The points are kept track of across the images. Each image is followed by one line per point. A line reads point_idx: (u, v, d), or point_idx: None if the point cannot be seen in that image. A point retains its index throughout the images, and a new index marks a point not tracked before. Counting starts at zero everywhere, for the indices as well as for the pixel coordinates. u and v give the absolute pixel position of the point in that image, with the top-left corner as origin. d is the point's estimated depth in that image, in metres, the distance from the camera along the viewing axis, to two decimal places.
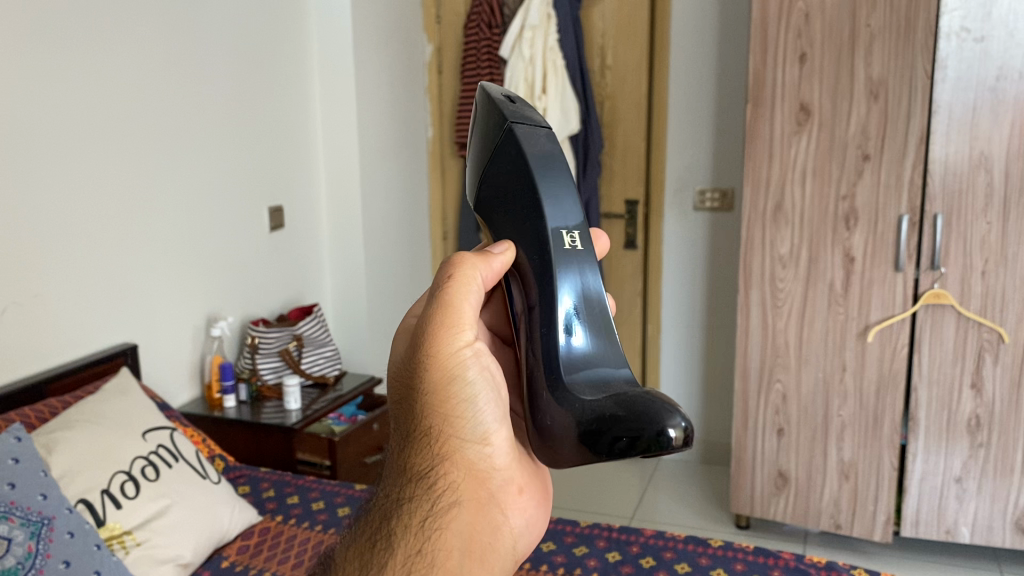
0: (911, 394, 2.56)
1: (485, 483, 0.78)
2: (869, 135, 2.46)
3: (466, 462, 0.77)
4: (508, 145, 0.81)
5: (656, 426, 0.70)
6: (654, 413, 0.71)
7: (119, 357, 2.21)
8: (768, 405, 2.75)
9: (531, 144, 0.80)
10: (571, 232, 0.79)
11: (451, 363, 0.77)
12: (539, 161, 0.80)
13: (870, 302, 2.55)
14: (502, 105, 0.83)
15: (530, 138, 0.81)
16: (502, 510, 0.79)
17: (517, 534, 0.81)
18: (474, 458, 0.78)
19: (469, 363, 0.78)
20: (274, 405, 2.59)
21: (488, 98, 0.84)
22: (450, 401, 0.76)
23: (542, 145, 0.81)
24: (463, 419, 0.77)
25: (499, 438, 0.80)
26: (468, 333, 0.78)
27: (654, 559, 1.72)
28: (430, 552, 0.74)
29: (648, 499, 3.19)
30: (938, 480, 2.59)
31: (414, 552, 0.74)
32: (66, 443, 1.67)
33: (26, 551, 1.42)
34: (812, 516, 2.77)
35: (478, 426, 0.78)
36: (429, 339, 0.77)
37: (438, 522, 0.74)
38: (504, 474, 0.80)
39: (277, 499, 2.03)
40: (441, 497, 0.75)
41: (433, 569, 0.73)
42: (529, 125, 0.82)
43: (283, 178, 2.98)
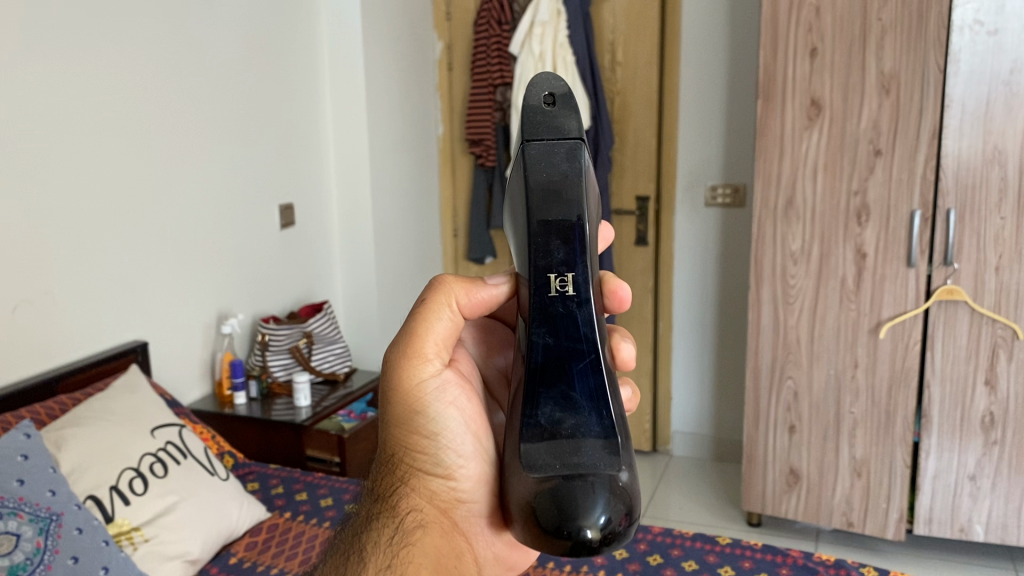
0: (924, 391, 2.54)
1: (450, 516, 0.83)
2: (880, 130, 2.44)
3: (428, 492, 0.82)
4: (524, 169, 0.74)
5: (574, 524, 0.64)
6: (576, 506, 0.65)
7: (129, 354, 2.22)
8: (779, 402, 2.74)
9: (540, 172, 0.73)
10: (560, 276, 0.75)
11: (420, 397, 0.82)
12: (541, 194, 0.74)
13: (882, 298, 2.52)
14: (528, 113, 0.73)
15: (545, 167, 0.73)
16: (468, 539, 0.83)
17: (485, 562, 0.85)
18: (437, 491, 0.82)
19: (434, 395, 0.82)
20: (284, 402, 2.60)
21: (526, 108, 0.72)
22: (417, 432, 0.83)
23: (553, 171, 0.73)
24: (431, 453, 0.82)
25: (468, 473, 0.82)
26: (434, 362, 0.83)
27: (662, 557, 1.71)
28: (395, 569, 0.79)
29: (659, 496, 3.18)
30: (951, 477, 2.57)
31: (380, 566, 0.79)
32: (75, 440, 1.68)
33: (35, 546, 1.43)
34: (824, 513, 2.75)
35: (445, 461, 0.82)
36: (391, 366, 0.82)
37: (402, 541, 0.79)
38: (473, 508, 0.83)
39: (286, 496, 2.04)
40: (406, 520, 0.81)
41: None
42: (552, 140, 0.73)
43: (293, 176, 2.99)
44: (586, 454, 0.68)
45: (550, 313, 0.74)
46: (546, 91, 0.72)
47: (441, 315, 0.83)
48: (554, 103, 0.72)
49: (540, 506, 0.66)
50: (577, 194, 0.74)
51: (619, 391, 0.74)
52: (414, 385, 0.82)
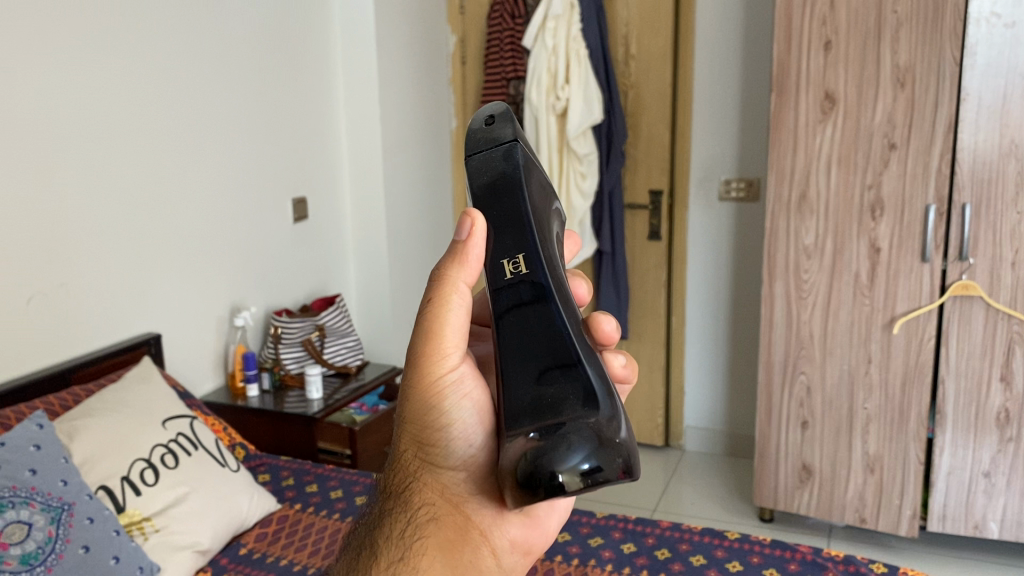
0: (938, 386, 2.52)
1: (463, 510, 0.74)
2: (895, 123, 2.42)
3: (440, 486, 0.75)
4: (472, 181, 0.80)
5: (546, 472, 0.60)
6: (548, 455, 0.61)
7: (142, 346, 2.24)
8: (792, 398, 2.73)
9: (481, 176, 0.79)
10: (513, 259, 0.75)
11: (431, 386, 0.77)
12: (487, 195, 0.79)
13: (896, 293, 2.51)
14: (470, 133, 0.80)
15: (485, 178, 0.79)
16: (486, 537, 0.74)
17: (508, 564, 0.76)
18: (449, 485, 0.75)
19: (451, 388, 0.77)
20: (296, 395, 2.61)
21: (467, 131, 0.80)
22: (427, 424, 0.76)
23: (492, 171, 0.78)
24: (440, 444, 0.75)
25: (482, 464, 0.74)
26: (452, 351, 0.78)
27: (669, 551, 1.71)
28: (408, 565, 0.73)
29: (671, 490, 3.18)
30: (965, 474, 2.55)
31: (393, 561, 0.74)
32: (87, 431, 1.70)
33: (46, 535, 1.45)
34: (836, 509, 2.74)
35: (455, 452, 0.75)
36: (408, 358, 0.78)
37: (412, 534, 0.74)
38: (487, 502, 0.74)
39: (296, 488, 2.05)
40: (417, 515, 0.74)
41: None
42: (489, 148, 0.79)
43: (306, 169, 3.00)
44: (565, 413, 0.64)
45: (513, 291, 0.74)
46: (487, 113, 0.80)
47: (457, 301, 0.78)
48: (493, 121, 0.80)
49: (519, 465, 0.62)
50: (515, 194, 0.78)
51: (595, 357, 0.69)
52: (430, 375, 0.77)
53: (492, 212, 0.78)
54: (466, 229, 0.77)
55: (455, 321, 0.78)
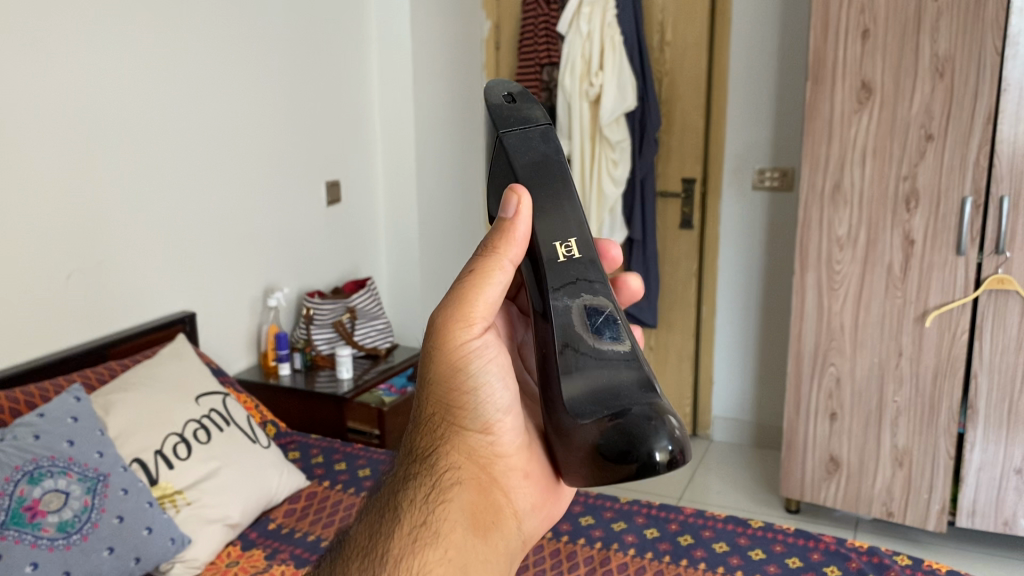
0: (971, 380, 2.49)
1: (489, 472, 0.77)
2: (933, 114, 2.39)
3: (467, 449, 0.77)
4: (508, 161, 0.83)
5: (645, 448, 0.72)
6: (647, 434, 0.73)
7: (177, 324, 2.28)
8: (821, 389, 2.71)
9: (523, 154, 0.83)
10: (566, 243, 0.81)
11: (456, 353, 0.78)
12: (533, 174, 0.82)
13: (929, 286, 2.48)
14: (497, 110, 0.85)
15: (520, 158, 0.83)
16: (506, 494, 0.78)
17: (523, 518, 0.79)
18: (476, 447, 0.77)
19: (477, 356, 0.78)
20: (327, 375, 2.65)
21: (492, 109, 0.85)
22: (455, 390, 0.78)
23: (535, 151, 0.83)
24: (467, 409, 0.78)
25: (507, 427, 0.79)
26: (480, 324, 0.78)
27: (692, 537, 1.72)
28: (434, 524, 0.73)
29: (698, 479, 3.18)
30: (996, 470, 2.52)
31: (418, 523, 0.73)
32: (122, 405, 1.74)
33: (82, 505, 1.49)
34: (863, 502, 2.72)
35: (482, 414, 0.78)
36: (434, 328, 0.78)
37: (437, 498, 0.74)
38: (511, 462, 0.78)
39: (325, 465, 2.08)
40: (444, 477, 0.75)
41: (435, 540, 0.72)
42: (523, 128, 0.84)
43: (341, 153, 3.03)
44: (625, 399, 0.76)
45: (565, 275, 0.80)
46: (506, 91, 0.86)
47: (486, 280, 0.77)
48: (514, 100, 0.86)
49: (605, 444, 0.73)
50: (558, 172, 0.83)
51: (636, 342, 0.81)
52: (459, 351, 0.78)
53: (540, 193, 0.81)
54: (513, 208, 0.79)
55: (487, 298, 0.78)
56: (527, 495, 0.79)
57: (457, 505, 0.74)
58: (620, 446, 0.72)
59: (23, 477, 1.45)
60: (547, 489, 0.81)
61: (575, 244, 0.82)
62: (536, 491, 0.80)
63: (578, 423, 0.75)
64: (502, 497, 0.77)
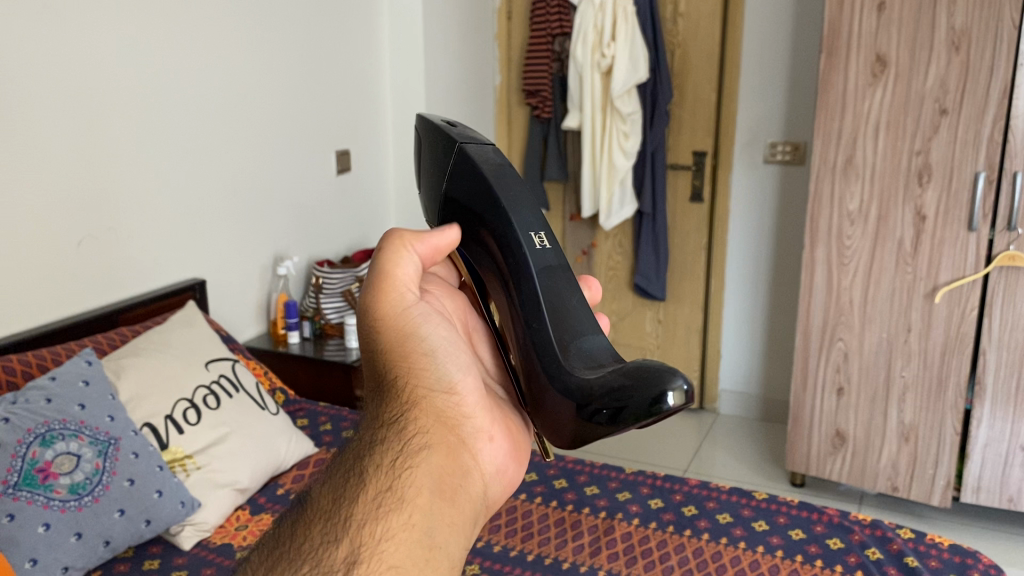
0: (979, 357, 2.49)
1: (455, 433, 0.78)
2: (948, 89, 2.36)
3: (432, 411, 0.77)
4: (467, 174, 0.83)
5: (657, 390, 0.71)
6: (657, 380, 0.72)
7: (187, 291, 2.30)
8: (829, 364, 2.71)
9: (482, 161, 0.83)
10: (538, 234, 0.82)
11: (404, 324, 0.81)
12: (496, 177, 0.83)
13: (940, 262, 2.47)
14: (447, 132, 0.86)
15: (480, 167, 0.83)
16: (472, 456, 0.78)
17: (488, 481, 0.79)
18: (442, 408, 0.78)
19: (423, 325, 0.81)
20: (336, 343, 2.66)
21: (436, 133, 0.87)
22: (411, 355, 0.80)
23: (492, 160, 0.84)
24: (427, 373, 0.80)
25: (466, 391, 0.81)
26: (412, 294, 0.82)
27: (696, 508, 1.73)
28: (401, 488, 0.71)
29: (705, 452, 3.19)
30: (1002, 447, 2.52)
31: (383, 488, 0.71)
32: (133, 370, 1.76)
33: (94, 467, 1.52)
34: (868, 477, 2.74)
35: (442, 377, 0.80)
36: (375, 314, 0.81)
37: (405, 461, 0.73)
38: (475, 423, 0.80)
39: (333, 433, 2.10)
40: (411, 440, 0.74)
41: (403, 504, 0.70)
42: (475, 144, 0.86)
43: (351, 122, 3.02)
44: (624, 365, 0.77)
45: (543, 259, 0.81)
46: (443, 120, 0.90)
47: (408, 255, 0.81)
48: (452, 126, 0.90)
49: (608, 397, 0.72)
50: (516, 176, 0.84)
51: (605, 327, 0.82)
52: (404, 321, 0.81)
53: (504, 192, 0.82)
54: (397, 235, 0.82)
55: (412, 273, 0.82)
56: (491, 456, 0.80)
57: (425, 467, 0.73)
58: (627, 395, 0.71)
59: (36, 440, 1.47)
60: (508, 454, 0.83)
61: (545, 236, 0.82)
62: (500, 457, 0.81)
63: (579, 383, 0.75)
64: (467, 459, 0.78)
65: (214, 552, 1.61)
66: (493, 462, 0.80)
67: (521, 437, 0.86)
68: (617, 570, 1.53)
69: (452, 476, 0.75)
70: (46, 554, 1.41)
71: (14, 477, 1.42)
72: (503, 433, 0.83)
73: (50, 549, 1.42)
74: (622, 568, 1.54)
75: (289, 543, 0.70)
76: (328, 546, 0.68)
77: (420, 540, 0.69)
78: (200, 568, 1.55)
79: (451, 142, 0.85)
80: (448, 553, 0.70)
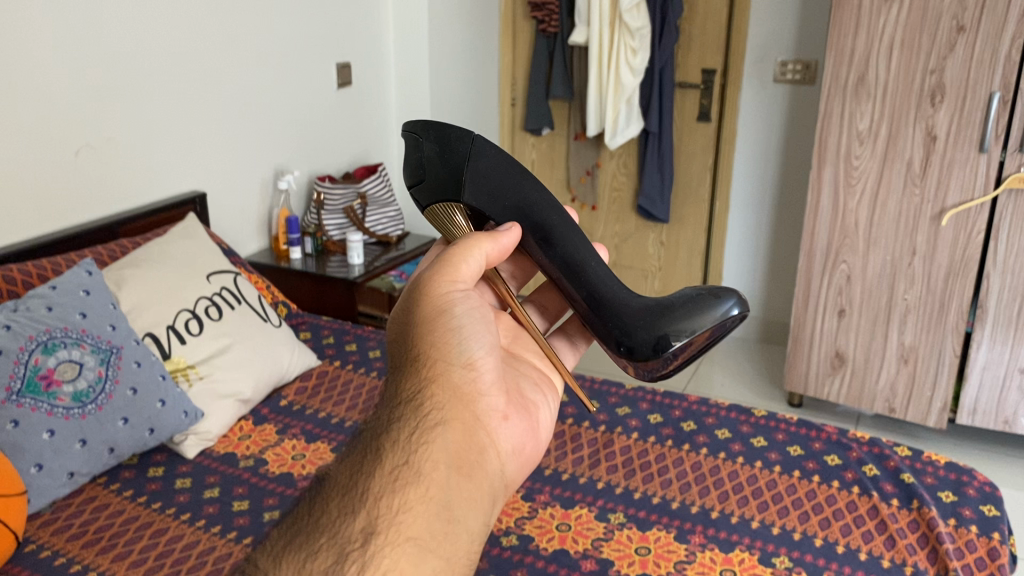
0: (983, 280, 2.48)
1: (472, 410, 0.77)
2: (967, 5, 2.29)
3: (453, 386, 0.76)
4: (498, 159, 0.86)
5: (714, 300, 0.88)
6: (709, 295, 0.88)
7: (187, 203, 2.27)
8: (831, 286, 2.71)
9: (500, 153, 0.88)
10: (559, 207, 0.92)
11: (439, 302, 0.82)
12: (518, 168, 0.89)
13: (948, 184, 2.44)
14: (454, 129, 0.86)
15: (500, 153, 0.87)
16: (488, 437, 0.76)
17: (504, 463, 0.77)
18: (461, 384, 0.77)
19: (458, 306, 0.83)
20: (338, 259, 2.66)
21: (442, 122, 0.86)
22: (440, 332, 0.80)
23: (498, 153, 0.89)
24: (451, 348, 0.79)
25: (484, 371, 0.81)
26: (463, 286, 0.85)
27: (695, 423, 1.74)
28: (418, 463, 0.68)
29: (703, 374, 3.20)
30: (1001, 370, 2.53)
31: (401, 462, 0.68)
32: (134, 281, 1.75)
33: (96, 376, 1.52)
34: (866, 398, 2.76)
35: (465, 352, 0.80)
36: (420, 293, 0.83)
37: (421, 436, 0.70)
38: (490, 404, 0.80)
39: (336, 347, 2.09)
40: (429, 416, 0.72)
41: (420, 479, 0.67)
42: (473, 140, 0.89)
43: (352, 33, 2.95)
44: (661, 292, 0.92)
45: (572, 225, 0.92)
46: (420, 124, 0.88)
47: (475, 249, 0.85)
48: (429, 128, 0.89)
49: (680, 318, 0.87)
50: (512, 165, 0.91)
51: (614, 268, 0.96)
52: (438, 305, 0.82)
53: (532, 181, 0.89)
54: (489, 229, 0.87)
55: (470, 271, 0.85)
56: (506, 437, 0.79)
57: (443, 441, 0.71)
58: (691, 309, 0.87)
59: (38, 348, 1.47)
60: (520, 433, 0.83)
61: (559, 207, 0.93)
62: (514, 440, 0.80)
63: (641, 316, 0.89)
64: (485, 438, 0.76)
65: (218, 461, 1.63)
66: (508, 442, 0.79)
67: (533, 423, 0.87)
68: (616, 483, 1.56)
69: (470, 452, 0.73)
70: (52, 460, 1.44)
71: (17, 385, 1.43)
72: (512, 415, 0.83)
73: (55, 456, 1.44)
74: (621, 482, 1.56)
75: (305, 519, 0.67)
76: (346, 517, 0.65)
77: (438, 513, 0.66)
78: (203, 476, 1.57)
79: (467, 135, 0.86)
80: (467, 527, 0.67)
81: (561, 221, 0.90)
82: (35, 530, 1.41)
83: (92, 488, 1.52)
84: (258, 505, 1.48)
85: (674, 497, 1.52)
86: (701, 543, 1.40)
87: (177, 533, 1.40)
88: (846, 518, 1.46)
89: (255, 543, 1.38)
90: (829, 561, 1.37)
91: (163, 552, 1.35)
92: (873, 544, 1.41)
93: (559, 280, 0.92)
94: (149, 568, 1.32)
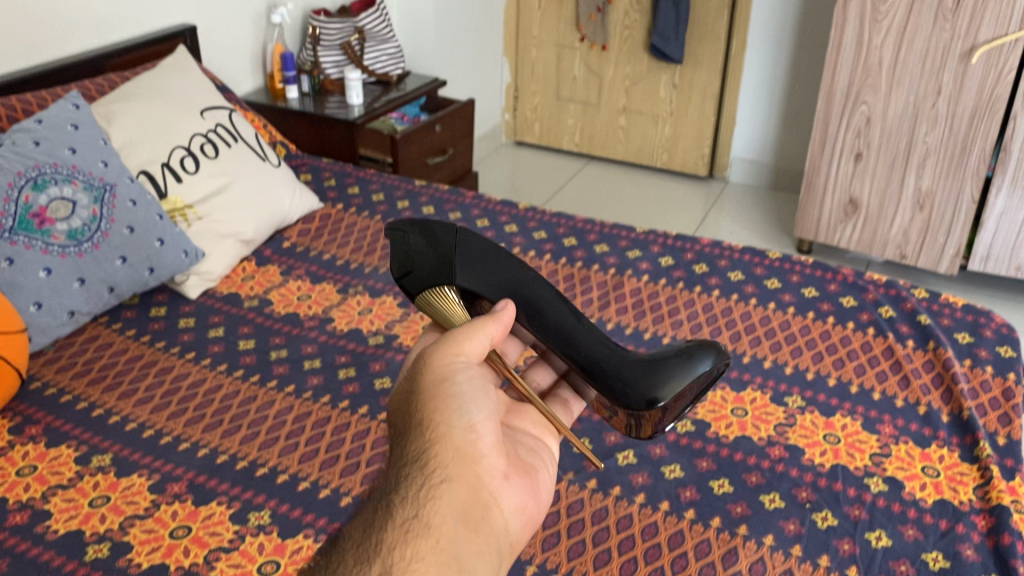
0: (1009, 122, 2.38)
1: (475, 471, 0.72)
2: None
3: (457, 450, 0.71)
4: (479, 241, 0.87)
5: (705, 348, 0.95)
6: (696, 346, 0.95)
7: (176, 37, 2.15)
8: (849, 128, 2.60)
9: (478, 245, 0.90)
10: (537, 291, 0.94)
11: (443, 370, 0.76)
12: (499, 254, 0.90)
13: (982, 19, 2.30)
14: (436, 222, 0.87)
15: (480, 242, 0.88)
16: (492, 501, 0.71)
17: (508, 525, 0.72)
18: (463, 445, 0.72)
19: (463, 372, 0.76)
20: (337, 100, 2.54)
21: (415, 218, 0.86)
22: (444, 398, 0.74)
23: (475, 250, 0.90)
24: (455, 409, 0.73)
25: (488, 436, 0.74)
26: (467, 359, 0.78)
27: (708, 266, 1.69)
28: (427, 516, 0.65)
29: (709, 220, 3.09)
30: (1019, 216, 2.48)
31: (409, 519, 0.64)
32: (124, 117, 1.67)
33: (91, 215, 1.46)
34: (877, 245, 2.72)
35: (467, 413, 0.73)
36: (425, 363, 0.77)
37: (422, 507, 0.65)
38: (493, 464, 0.74)
39: (337, 189, 2.01)
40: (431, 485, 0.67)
41: (422, 544, 0.63)
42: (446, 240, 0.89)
43: None
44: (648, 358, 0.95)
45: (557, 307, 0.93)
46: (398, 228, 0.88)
47: (480, 329, 0.79)
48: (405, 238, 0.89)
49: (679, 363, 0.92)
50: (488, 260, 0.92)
51: None
52: (442, 371, 0.76)
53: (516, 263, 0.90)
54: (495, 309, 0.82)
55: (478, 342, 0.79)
56: (509, 501, 0.74)
57: (443, 503, 0.67)
58: (686, 357, 0.93)
59: (28, 184, 1.41)
60: (524, 489, 0.77)
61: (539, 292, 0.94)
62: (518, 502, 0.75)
63: (643, 368, 0.90)
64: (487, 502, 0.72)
65: (220, 301, 1.59)
66: (512, 503, 0.74)
67: (538, 483, 0.81)
68: (626, 324, 1.53)
69: (470, 520, 0.69)
70: (51, 299, 1.41)
71: (9, 222, 1.37)
72: (517, 476, 0.78)
73: (54, 294, 1.41)
74: (631, 323, 1.53)
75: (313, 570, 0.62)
76: (359, 566, 0.61)
77: (448, 564, 0.64)
78: (207, 317, 1.54)
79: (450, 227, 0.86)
80: None
81: (554, 295, 0.91)
82: (39, 368, 1.39)
83: (95, 327, 1.49)
84: (263, 345, 1.46)
85: (685, 338, 1.49)
86: (712, 383, 1.39)
87: (183, 372, 1.38)
88: (860, 359, 1.44)
89: (262, 381, 1.36)
90: (842, 401, 1.35)
91: (170, 391, 1.34)
92: (887, 384, 1.39)
93: (551, 352, 0.92)
94: (156, 406, 1.31)
